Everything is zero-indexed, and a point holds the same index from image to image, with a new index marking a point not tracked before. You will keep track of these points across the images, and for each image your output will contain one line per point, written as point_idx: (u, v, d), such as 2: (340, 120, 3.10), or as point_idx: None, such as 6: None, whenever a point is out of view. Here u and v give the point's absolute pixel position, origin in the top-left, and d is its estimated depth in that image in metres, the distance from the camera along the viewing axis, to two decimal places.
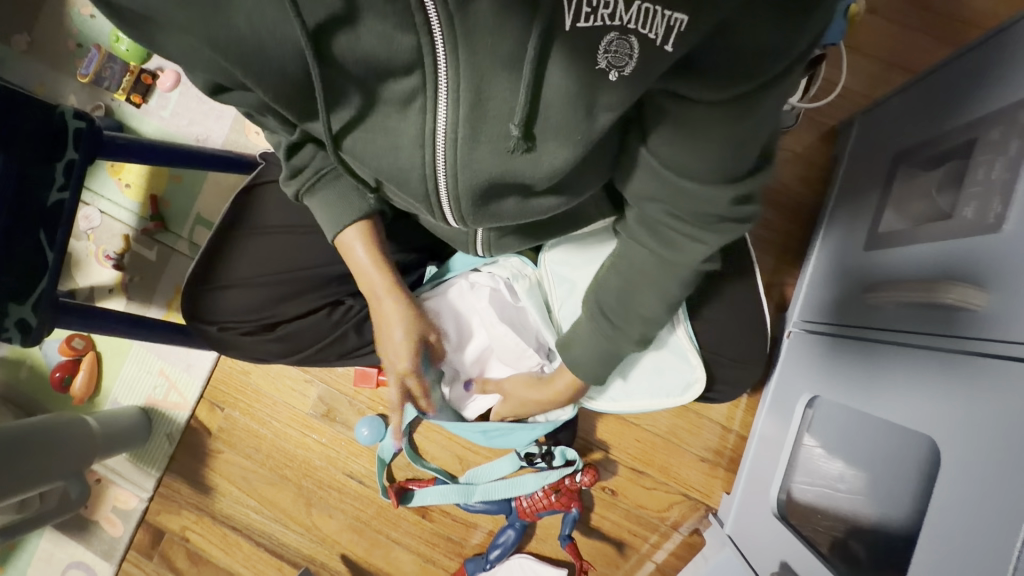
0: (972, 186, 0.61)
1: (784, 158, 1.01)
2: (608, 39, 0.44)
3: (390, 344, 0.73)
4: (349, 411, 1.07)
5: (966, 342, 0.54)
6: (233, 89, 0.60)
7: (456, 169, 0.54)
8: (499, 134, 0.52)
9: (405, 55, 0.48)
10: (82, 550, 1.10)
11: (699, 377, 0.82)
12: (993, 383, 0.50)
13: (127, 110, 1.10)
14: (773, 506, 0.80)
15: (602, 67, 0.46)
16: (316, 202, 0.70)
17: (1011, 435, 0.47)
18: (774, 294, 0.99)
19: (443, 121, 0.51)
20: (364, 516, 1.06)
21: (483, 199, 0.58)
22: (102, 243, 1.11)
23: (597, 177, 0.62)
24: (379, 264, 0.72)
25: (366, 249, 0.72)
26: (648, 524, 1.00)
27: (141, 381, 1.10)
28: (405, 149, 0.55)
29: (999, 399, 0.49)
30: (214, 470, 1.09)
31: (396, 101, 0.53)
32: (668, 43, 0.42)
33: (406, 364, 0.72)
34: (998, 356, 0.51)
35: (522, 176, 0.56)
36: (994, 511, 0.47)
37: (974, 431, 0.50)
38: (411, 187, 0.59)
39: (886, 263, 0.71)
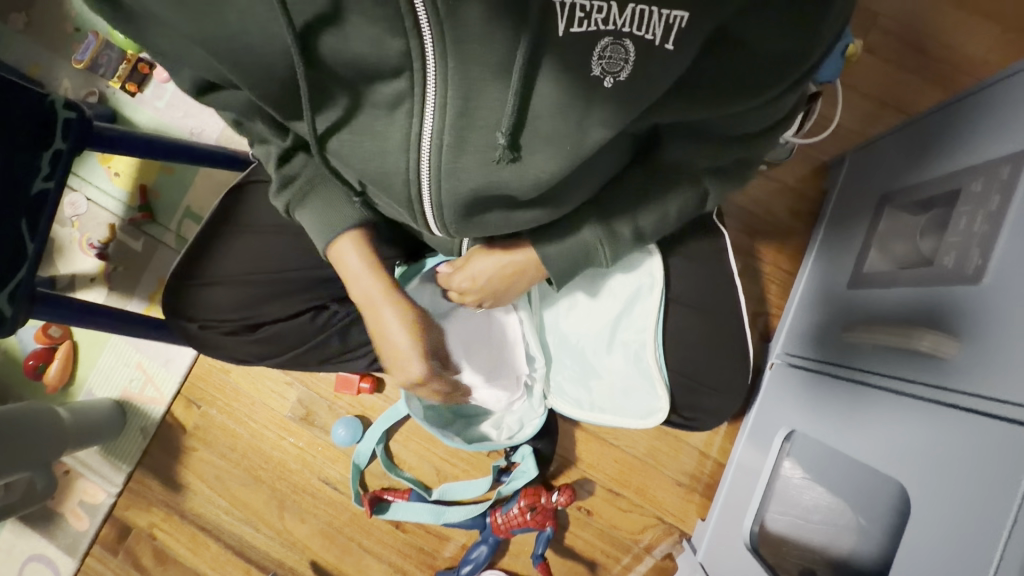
0: (953, 235, 0.61)
1: (777, 188, 1.02)
2: (602, 44, 0.45)
3: (395, 350, 0.65)
4: (328, 415, 1.06)
5: (940, 391, 0.55)
6: (221, 88, 0.60)
7: (439, 176, 0.55)
8: (486, 143, 0.52)
9: (393, 59, 0.48)
10: (45, 543, 1.07)
11: (662, 407, 0.83)
12: (965, 432, 0.50)
13: (122, 98, 1.09)
14: (746, 537, 0.79)
15: (597, 74, 0.47)
16: (308, 213, 0.68)
17: (978, 489, 0.48)
18: (759, 323, 1.00)
19: (429, 126, 0.51)
20: (337, 523, 1.05)
21: (466, 209, 0.58)
22: (86, 231, 1.09)
23: (584, 193, 0.62)
24: (372, 267, 0.68)
25: (360, 254, 0.68)
26: (621, 545, 1.00)
27: (117, 373, 1.08)
28: (390, 154, 0.55)
29: (968, 446, 0.50)
30: (187, 467, 1.07)
31: (383, 105, 0.53)
32: (668, 41, 0.44)
33: (418, 369, 0.65)
34: (984, 414, 0.50)
35: (507, 187, 0.56)
36: (960, 559, 0.47)
37: (947, 482, 0.51)
38: (394, 191, 0.59)
39: (867, 303, 0.72)
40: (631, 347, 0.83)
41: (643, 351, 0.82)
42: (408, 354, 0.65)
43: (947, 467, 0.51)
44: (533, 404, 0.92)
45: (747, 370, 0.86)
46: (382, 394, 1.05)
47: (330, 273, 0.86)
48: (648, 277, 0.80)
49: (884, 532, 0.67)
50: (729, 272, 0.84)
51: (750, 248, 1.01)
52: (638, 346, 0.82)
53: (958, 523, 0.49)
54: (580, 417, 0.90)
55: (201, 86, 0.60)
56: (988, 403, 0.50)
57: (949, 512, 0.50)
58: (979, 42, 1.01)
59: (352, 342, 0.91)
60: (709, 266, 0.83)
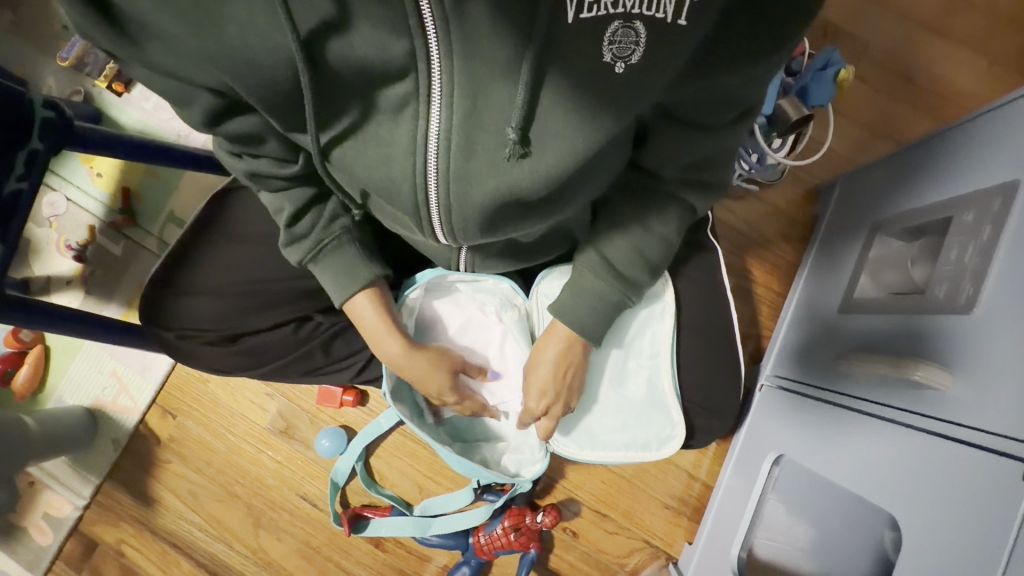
0: (944, 266, 0.61)
1: (768, 210, 1.02)
2: (612, 28, 0.46)
3: (426, 387, 0.75)
4: (308, 429, 1.03)
5: (932, 424, 0.54)
6: (236, 111, 0.58)
7: (448, 179, 0.54)
8: (495, 141, 0.51)
9: (398, 60, 0.47)
10: (4, 558, 1.02)
11: (677, 434, 0.83)
12: (957, 465, 0.50)
13: (108, 98, 1.06)
14: (733, 565, 0.78)
15: (608, 60, 0.47)
16: (321, 271, 0.69)
17: (970, 527, 0.47)
18: (749, 344, 0.99)
19: (436, 127, 0.51)
20: (315, 541, 1.01)
21: (477, 218, 0.58)
22: (65, 232, 1.06)
23: (577, 198, 0.62)
24: (388, 329, 0.71)
25: (377, 315, 0.71)
26: (607, 569, 0.98)
27: (90, 381, 1.04)
28: (396, 159, 0.54)
29: (964, 481, 0.49)
30: (160, 481, 1.03)
31: (387, 109, 0.52)
32: (680, 17, 0.46)
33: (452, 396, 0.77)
34: (987, 449, 0.48)
35: (517, 189, 0.54)
36: None
37: (940, 518, 0.50)
38: (399, 199, 0.58)
39: (856, 328, 0.72)
40: (646, 371, 0.83)
41: (662, 379, 0.82)
42: (441, 389, 0.75)
43: (935, 496, 0.51)
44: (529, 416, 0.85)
45: (738, 391, 0.85)
46: (366, 407, 1.03)
47: (315, 285, 0.84)
48: (659, 304, 0.81)
49: (874, 561, 0.67)
50: (723, 294, 0.83)
51: (742, 271, 1.01)
52: (655, 372, 0.82)
53: (956, 559, 0.47)
54: (592, 458, 0.85)
55: (214, 114, 0.57)
56: (978, 433, 0.49)
57: (943, 542, 0.49)
58: (968, 76, 1.03)
59: (337, 355, 0.88)
60: (702, 287, 0.83)
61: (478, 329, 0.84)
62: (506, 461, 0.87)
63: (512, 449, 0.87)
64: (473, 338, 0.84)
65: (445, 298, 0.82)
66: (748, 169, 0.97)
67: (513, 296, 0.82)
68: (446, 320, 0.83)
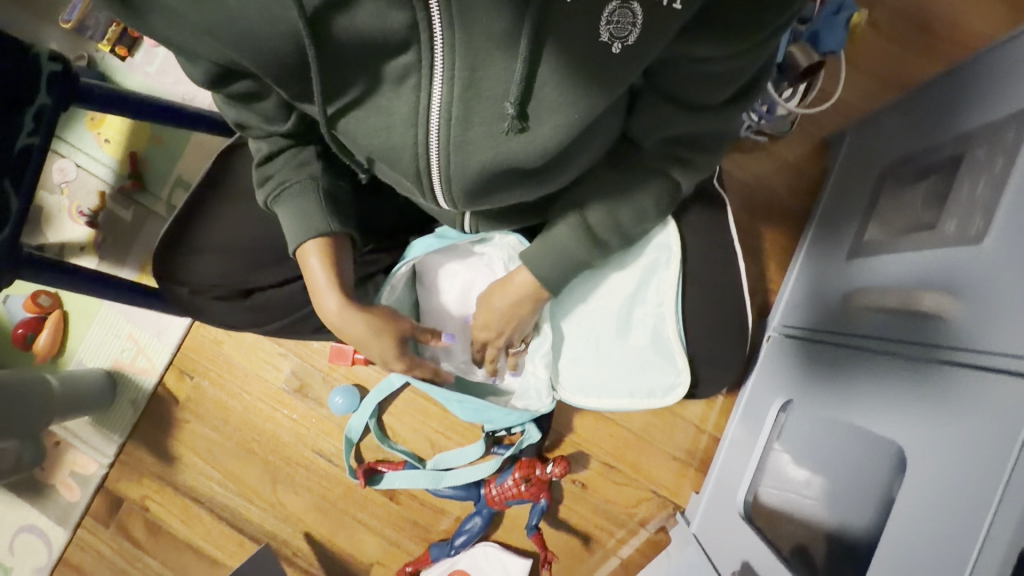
0: (956, 201, 0.61)
1: (777, 163, 1.01)
2: (610, 8, 0.45)
3: (368, 346, 0.72)
4: (322, 387, 1.05)
5: (935, 351, 0.55)
6: (236, 72, 0.59)
7: (449, 148, 0.54)
8: (495, 114, 0.51)
9: (398, 32, 0.48)
10: (35, 514, 1.06)
11: (683, 381, 0.84)
12: (958, 395, 0.50)
13: (111, 63, 1.06)
14: (740, 507, 0.80)
15: (605, 39, 0.47)
16: (281, 211, 0.70)
17: (966, 448, 0.48)
18: (757, 299, 0.99)
19: (437, 99, 0.51)
20: (331, 496, 1.04)
21: (473, 186, 0.58)
22: (76, 199, 1.08)
23: (580, 161, 0.62)
24: (328, 283, 0.69)
25: (322, 266, 0.69)
26: (615, 520, 1.00)
27: (108, 344, 1.06)
28: (396, 129, 0.54)
29: (969, 404, 0.49)
30: (179, 441, 1.06)
31: (390, 80, 0.52)
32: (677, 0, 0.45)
33: (395, 357, 0.73)
34: (986, 368, 0.49)
35: (514, 159, 0.55)
36: (945, 511, 0.48)
37: (941, 441, 0.50)
38: (402, 166, 0.58)
39: (863, 270, 0.72)
40: (650, 321, 0.84)
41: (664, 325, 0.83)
42: (382, 349, 0.72)
43: (938, 422, 0.51)
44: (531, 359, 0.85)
45: (745, 340, 0.86)
46: (376, 365, 1.04)
47: None
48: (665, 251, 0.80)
49: (877, 510, 0.63)
50: (730, 244, 0.83)
51: (750, 224, 1.00)
52: (659, 320, 0.83)
53: (955, 481, 0.48)
54: (597, 407, 0.88)
55: (217, 74, 0.59)
56: (985, 356, 0.50)
57: (940, 463, 0.50)
58: (986, 19, 1.00)
59: None
60: (710, 238, 0.82)
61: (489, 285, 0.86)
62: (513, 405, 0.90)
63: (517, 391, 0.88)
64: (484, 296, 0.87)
65: (457, 255, 0.85)
66: (757, 119, 0.96)
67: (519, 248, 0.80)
68: (457, 277, 0.87)
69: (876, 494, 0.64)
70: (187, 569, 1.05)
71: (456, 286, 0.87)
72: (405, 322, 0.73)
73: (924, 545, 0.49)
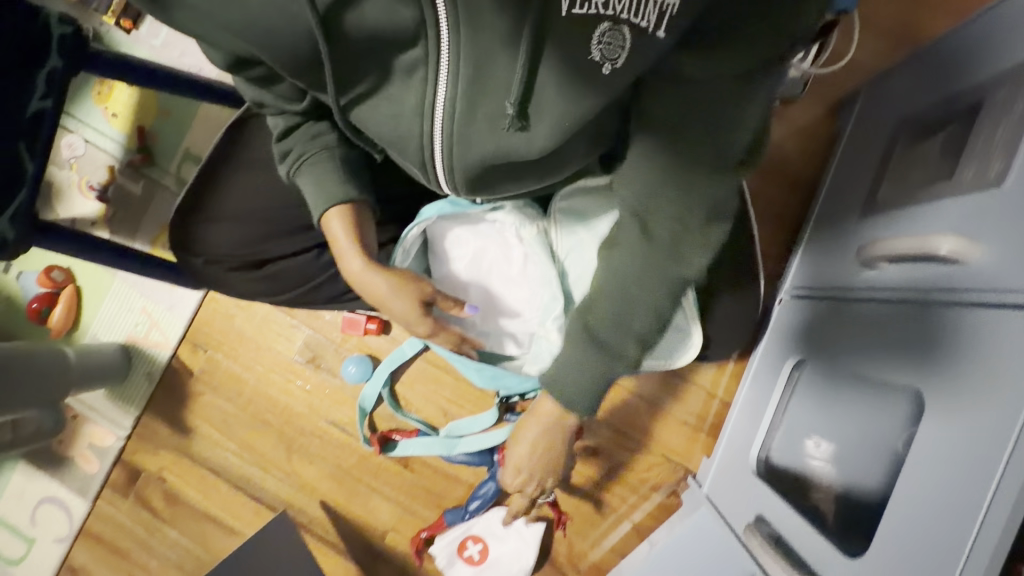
0: (974, 149, 0.62)
1: (789, 127, 1.00)
2: (600, 30, 0.49)
3: (392, 311, 0.70)
4: (334, 358, 1.06)
5: (948, 296, 0.56)
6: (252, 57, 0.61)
7: (452, 140, 0.56)
8: (495, 111, 0.53)
9: (408, 28, 0.51)
10: (55, 486, 1.08)
11: (694, 341, 0.81)
12: (976, 333, 0.51)
13: (116, 35, 1.05)
14: (754, 466, 0.80)
15: (596, 59, 0.50)
16: (303, 183, 0.70)
17: (981, 383, 0.48)
18: (768, 265, 0.99)
19: (443, 93, 0.53)
20: (345, 465, 1.05)
21: (474, 177, 0.60)
22: (85, 174, 1.08)
23: (584, 157, 0.64)
24: (349, 246, 0.69)
25: (343, 230, 0.69)
26: (627, 485, 1.01)
27: (122, 318, 1.07)
28: (405, 117, 0.57)
29: (990, 339, 0.49)
30: (195, 412, 1.08)
31: (399, 73, 0.55)
32: (659, 28, 0.49)
33: (417, 324, 0.70)
34: (995, 307, 0.50)
35: (514, 153, 0.57)
36: (960, 444, 0.49)
37: (957, 377, 0.51)
38: (409, 154, 0.61)
39: (876, 225, 0.72)
40: None
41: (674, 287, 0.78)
42: (404, 313, 0.69)
43: (958, 361, 0.52)
44: (543, 322, 0.87)
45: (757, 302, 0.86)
46: (389, 336, 1.05)
47: None
48: None
49: (886, 469, 0.65)
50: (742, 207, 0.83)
51: (760, 190, 1.00)
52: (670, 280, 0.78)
53: (972, 418, 0.48)
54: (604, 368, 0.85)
55: (236, 60, 0.61)
56: (984, 292, 0.52)
57: (951, 404, 0.51)
58: None
59: None
60: None
61: (501, 254, 0.87)
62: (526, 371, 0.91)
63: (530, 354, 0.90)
64: (496, 266, 0.88)
65: (466, 224, 0.85)
66: None
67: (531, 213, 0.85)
68: (468, 246, 0.86)
69: (885, 448, 0.66)
70: (206, 537, 1.07)
71: (465, 255, 0.87)
72: (426, 285, 0.69)
73: (934, 487, 0.50)
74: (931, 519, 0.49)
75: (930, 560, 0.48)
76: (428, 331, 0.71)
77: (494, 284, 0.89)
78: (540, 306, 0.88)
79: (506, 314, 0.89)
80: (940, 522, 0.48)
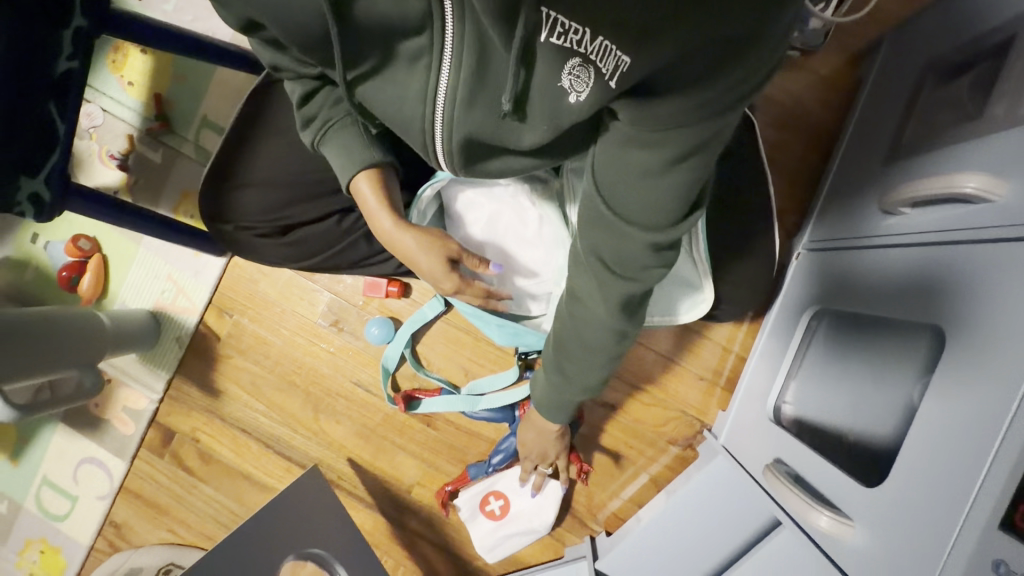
0: (1006, 84, 0.61)
1: (810, 79, 0.99)
2: (570, 64, 0.46)
3: (421, 269, 0.74)
4: (356, 321, 1.08)
5: (963, 234, 0.57)
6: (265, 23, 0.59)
7: (451, 127, 0.56)
8: (494, 103, 0.53)
9: (415, 17, 0.50)
10: (94, 447, 1.13)
11: (706, 297, 0.83)
12: (991, 264, 0.52)
13: (128, 2, 1.05)
14: (770, 414, 0.83)
15: (564, 85, 0.48)
16: (329, 152, 0.71)
17: (994, 311, 0.50)
18: (786, 220, 0.99)
19: (444, 83, 0.52)
20: (371, 423, 1.09)
21: (471, 157, 0.60)
22: (105, 143, 1.09)
23: (575, 147, 0.63)
24: (379, 207, 0.73)
25: (372, 191, 0.73)
26: (645, 439, 1.04)
27: (149, 285, 1.10)
28: (410, 101, 0.57)
29: (1009, 269, 0.50)
30: (223, 374, 1.11)
31: (404, 57, 0.55)
32: (614, 79, 0.46)
33: (445, 282, 0.74)
34: (999, 239, 0.52)
35: (509, 142, 0.57)
36: (973, 369, 0.50)
37: (970, 309, 0.52)
38: (411, 135, 0.62)
39: (899, 172, 0.72)
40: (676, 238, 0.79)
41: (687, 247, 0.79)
42: (432, 271, 0.73)
43: (972, 295, 0.53)
44: (559, 282, 0.90)
45: (774, 255, 0.87)
46: (409, 298, 1.07)
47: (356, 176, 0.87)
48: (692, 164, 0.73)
49: (900, 417, 0.67)
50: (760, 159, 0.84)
51: (779, 145, 1.00)
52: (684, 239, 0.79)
53: (983, 347, 0.49)
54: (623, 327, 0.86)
55: (249, 22, 0.60)
56: (1000, 231, 0.53)
57: (966, 332, 0.52)
58: None
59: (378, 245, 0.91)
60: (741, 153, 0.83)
61: (515, 217, 0.88)
62: (545, 329, 0.94)
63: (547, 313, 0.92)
64: (510, 230, 0.89)
65: (479, 188, 0.85)
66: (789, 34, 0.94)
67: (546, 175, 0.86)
68: (482, 211, 0.87)
69: (905, 396, 0.67)
70: (240, 493, 1.12)
71: (478, 219, 0.88)
72: (452, 244, 0.73)
73: (955, 408, 0.50)
74: (941, 448, 0.51)
75: (951, 475, 0.49)
76: (456, 289, 0.75)
77: (509, 248, 0.90)
78: (556, 268, 0.90)
79: (524, 277, 0.91)
80: (962, 439, 0.49)
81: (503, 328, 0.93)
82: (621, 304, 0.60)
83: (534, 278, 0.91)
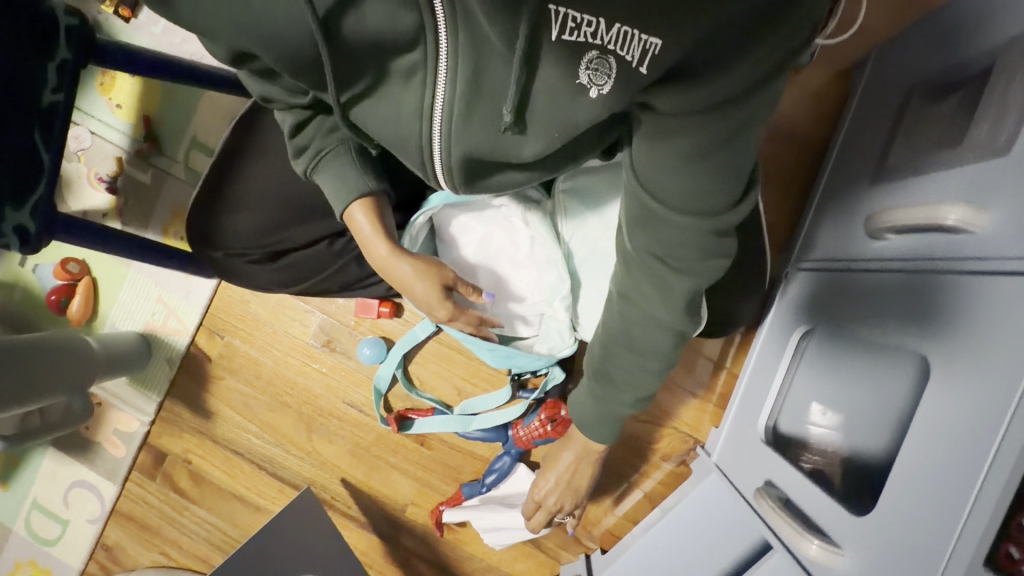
0: (987, 109, 0.62)
1: (798, 96, 0.99)
2: (588, 56, 0.45)
3: (416, 297, 0.75)
4: (349, 341, 1.08)
5: (955, 266, 0.56)
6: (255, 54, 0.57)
7: (449, 143, 0.55)
8: (493, 114, 0.52)
9: (407, 32, 0.49)
10: (85, 469, 1.12)
11: None
12: (977, 299, 0.52)
13: (116, 24, 1.05)
14: (762, 434, 0.80)
15: (583, 81, 0.48)
16: (323, 179, 0.70)
17: (978, 346, 0.50)
18: (776, 236, 1.00)
19: (440, 97, 0.51)
20: (364, 442, 1.09)
21: (470, 171, 0.59)
22: (94, 165, 1.08)
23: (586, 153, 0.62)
24: (375, 236, 0.72)
25: (368, 221, 0.72)
26: (640, 456, 1.04)
27: (139, 307, 1.10)
28: (405, 119, 0.55)
29: (997, 303, 0.50)
30: (215, 395, 1.11)
31: (397, 74, 0.53)
32: (643, 65, 0.44)
33: (440, 310, 0.75)
34: (994, 271, 0.52)
35: (510, 156, 0.56)
36: (960, 401, 0.50)
37: (957, 341, 0.52)
38: (408, 154, 0.59)
39: (887, 194, 0.72)
40: None
41: None
42: (427, 299, 0.74)
43: (964, 325, 0.52)
44: (551, 302, 0.91)
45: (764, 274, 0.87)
46: (402, 318, 1.07)
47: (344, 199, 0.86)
48: None
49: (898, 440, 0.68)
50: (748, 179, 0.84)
51: (768, 161, 1.00)
52: None
53: (967, 379, 0.50)
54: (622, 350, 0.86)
55: (237, 55, 0.57)
56: (982, 262, 0.54)
57: (951, 363, 0.52)
58: None
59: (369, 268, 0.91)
60: None
61: (508, 238, 0.88)
62: (538, 349, 0.94)
63: (538, 333, 0.93)
64: (503, 251, 0.89)
65: (471, 211, 0.86)
66: None
67: (537, 195, 0.87)
68: (475, 233, 0.88)
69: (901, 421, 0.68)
70: (233, 515, 1.11)
71: (470, 241, 0.88)
72: (448, 273, 0.75)
73: (943, 434, 0.50)
74: (928, 478, 0.51)
75: (940, 503, 0.49)
76: (449, 317, 0.77)
77: (502, 269, 0.90)
78: (548, 288, 0.90)
79: (516, 297, 0.91)
80: (949, 467, 0.49)
81: (495, 353, 0.91)
82: (688, 301, 0.60)
83: (526, 299, 0.91)
